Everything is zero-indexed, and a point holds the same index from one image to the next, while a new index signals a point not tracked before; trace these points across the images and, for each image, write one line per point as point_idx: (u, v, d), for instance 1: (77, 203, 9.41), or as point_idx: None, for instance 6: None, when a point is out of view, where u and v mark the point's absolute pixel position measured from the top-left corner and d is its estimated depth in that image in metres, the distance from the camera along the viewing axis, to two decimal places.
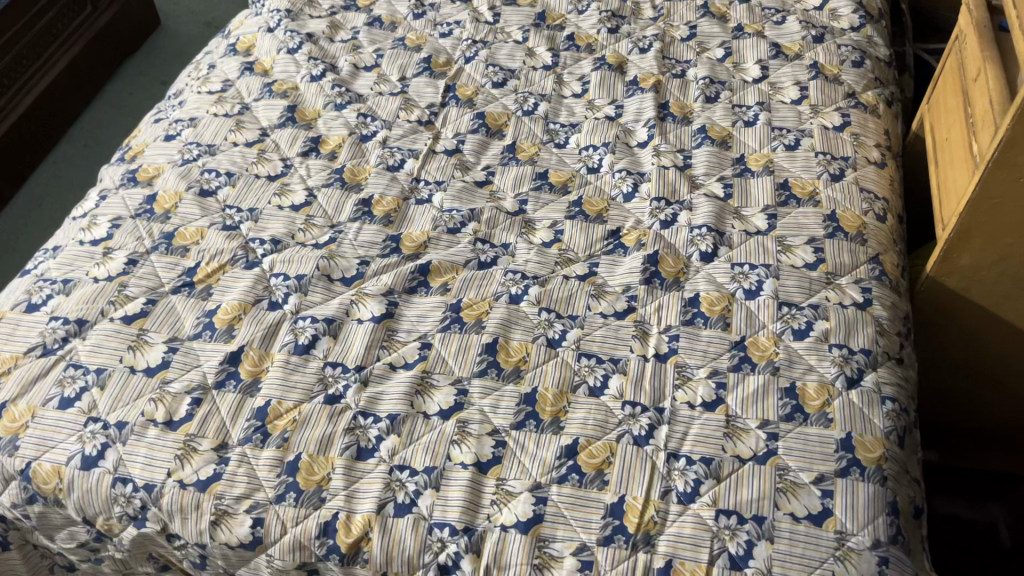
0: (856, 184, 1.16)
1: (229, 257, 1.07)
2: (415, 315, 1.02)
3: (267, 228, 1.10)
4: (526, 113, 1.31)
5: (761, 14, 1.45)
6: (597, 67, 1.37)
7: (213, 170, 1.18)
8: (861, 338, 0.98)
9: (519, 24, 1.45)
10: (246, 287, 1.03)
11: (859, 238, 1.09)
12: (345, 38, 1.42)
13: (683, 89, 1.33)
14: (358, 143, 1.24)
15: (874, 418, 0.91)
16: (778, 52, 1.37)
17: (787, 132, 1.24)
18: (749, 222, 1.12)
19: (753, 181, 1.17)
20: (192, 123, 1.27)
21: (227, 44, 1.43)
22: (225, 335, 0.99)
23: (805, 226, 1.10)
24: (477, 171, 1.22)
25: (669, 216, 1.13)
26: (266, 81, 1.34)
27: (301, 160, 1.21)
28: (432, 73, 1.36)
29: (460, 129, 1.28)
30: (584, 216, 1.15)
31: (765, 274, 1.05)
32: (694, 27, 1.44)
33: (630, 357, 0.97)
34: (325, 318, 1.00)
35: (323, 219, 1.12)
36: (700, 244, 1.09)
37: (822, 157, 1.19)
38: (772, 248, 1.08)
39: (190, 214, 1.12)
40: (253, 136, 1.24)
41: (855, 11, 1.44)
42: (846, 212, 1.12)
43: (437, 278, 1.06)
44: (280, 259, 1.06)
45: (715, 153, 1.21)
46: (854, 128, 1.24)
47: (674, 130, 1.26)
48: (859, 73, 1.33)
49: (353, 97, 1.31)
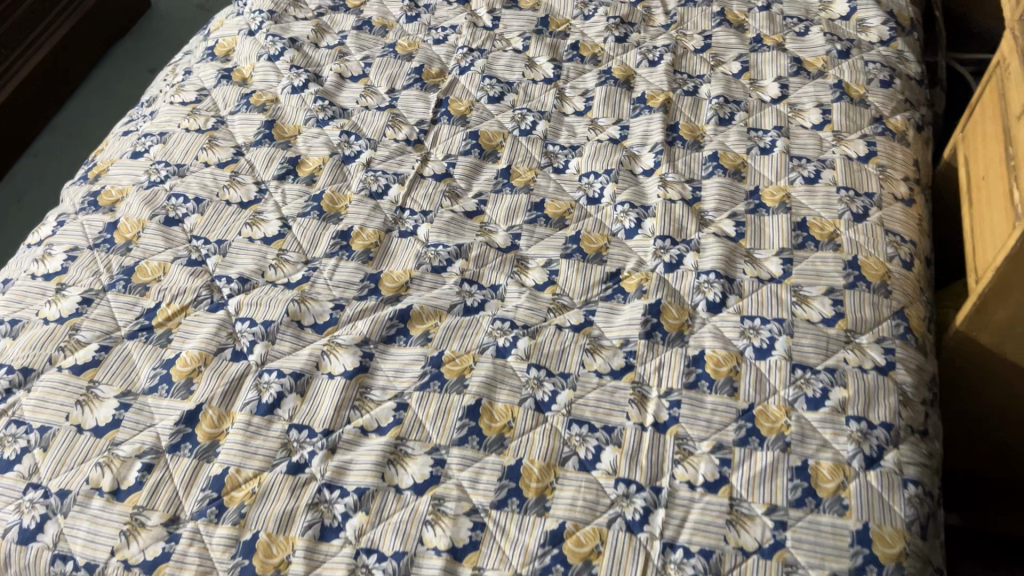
0: (881, 225, 1.06)
1: (191, 298, 0.98)
2: (392, 369, 0.93)
3: (235, 264, 1.01)
4: (523, 132, 1.21)
5: (782, 24, 1.34)
6: (602, 81, 1.26)
7: (181, 195, 1.09)
8: (882, 409, 0.89)
9: (520, 29, 1.34)
10: (209, 334, 0.94)
11: (882, 289, 0.99)
12: (331, 43, 1.31)
13: (695, 108, 1.23)
14: (340, 165, 1.15)
15: (894, 505, 0.82)
16: (800, 69, 1.26)
17: (807, 162, 1.13)
18: (761, 266, 1.02)
19: (767, 218, 1.07)
20: (162, 139, 1.18)
21: (205, 47, 1.33)
22: (182, 390, 0.90)
23: (823, 273, 1.01)
24: (468, 199, 1.12)
25: (675, 258, 1.03)
26: (244, 91, 1.24)
27: (277, 184, 1.11)
28: (424, 85, 1.25)
29: (451, 151, 1.18)
30: (581, 255, 1.05)
31: (778, 330, 0.95)
32: (709, 37, 1.33)
33: (626, 426, 0.88)
34: (292, 372, 0.91)
35: (296, 254, 1.03)
36: (707, 293, 0.99)
37: (844, 193, 1.09)
38: (786, 299, 0.98)
39: (153, 246, 1.03)
40: (226, 155, 1.14)
41: (885, 22, 1.32)
42: (869, 258, 1.02)
43: (418, 325, 0.97)
44: (248, 301, 0.98)
45: (727, 185, 1.11)
46: (881, 158, 1.13)
47: (683, 156, 1.16)
48: (888, 94, 1.22)
49: (337, 112, 1.21)
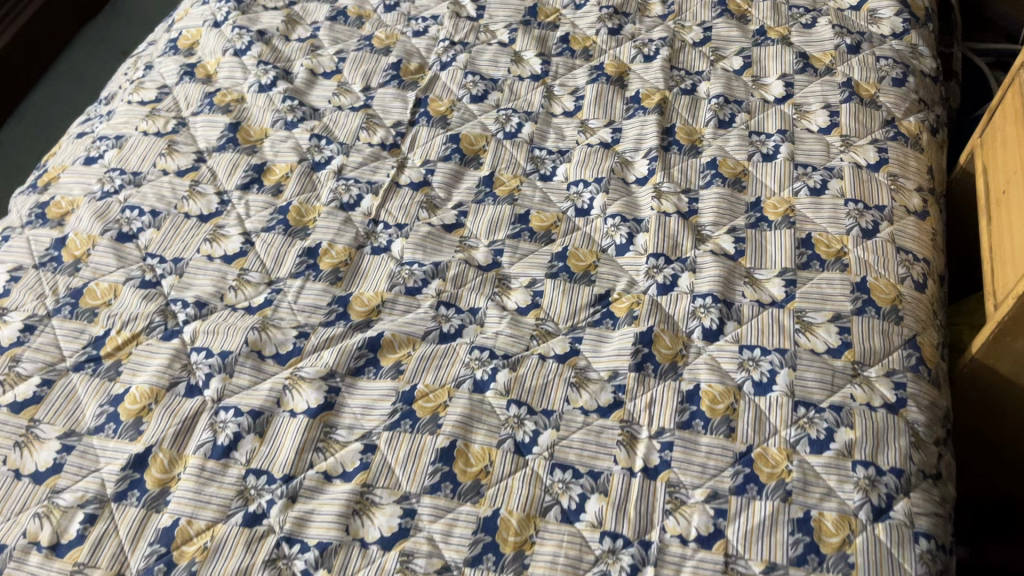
0: (892, 242, 0.98)
1: (144, 325, 0.90)
2: (360, 406, 0.86)
3: (192, 286, 0.94)
4: (508, 135, 1.12)
5: (787, 15, 1.25)
6: (593, 78, 1.18)
7: (135, 207, 1.01)
8: (892, 453, 0.81)
9: (506, 20, 1.25)
10: (161, 367, 0.87)
11: (893, 315, 0.92)
12: (303, 36, 1.22)
13: (692, 108, 1.14)
14: (309, 172, 1.06)
15: (904, 563, 0.75)
16: (806, 65, 1.17)
17: (812, 170, 1.05)
18: (762, 289, 0.94)
19: (769, 234, 0.99)
20: (118, 142, 1.09)
21: (168, 39, 1.24)
22: (130, 431, 0.83)
23: (829, 297, 0.93)
24: (447, 211, 1.04)
25: (669, 278, 0.96)
26: (208, 89, 1.15)
27: (240, 194, 1.03)
28: (401, 82, 1.17)
29: (430, 156, 1.10)
30: (568, 274, 0.97)
31: (779, 362, 0.88)
32: (709, 29, 1.24)
33: (613, 472, 0.81)
34: (251, 411, 0.84)
35: (259, 274, 0.95)
36: (703, 318, 0.92)
37: (853, 206, 1.01)
38: (789, 327, 0.91)
39: (103, 266, 0.95)
40: (186, 162, 1.06)
41: (898, 13, 1.23)
42: (878, 279, 0.94)
43: (390, 355, 0.90)
44: (204, 328, 0.90)
45: (726, 196, 1.03)
46: (892, 167, 1.05)
47: (679, 163, 1.08)
48: (900, 94, 1.14)
49: (307, 112, 1.12)
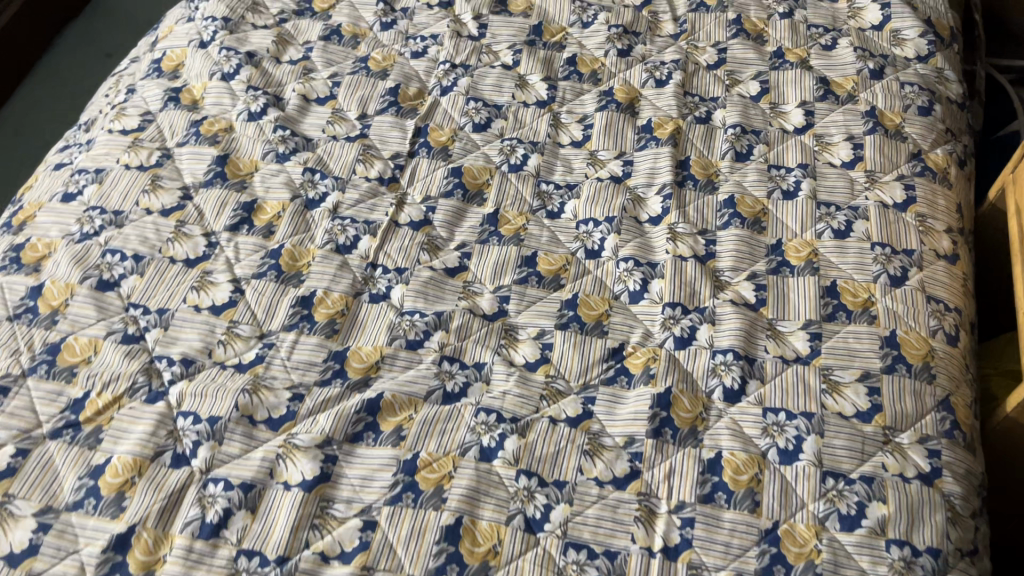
0: (923, 290, 0.92)
1: (126, 386, 0.84)
2: (359, 477, 0.80)
3: (178, 342, 0.88)
4: (513, 168, 1.06)
5: (806, 35, 1.18)
6: (602, 105, 1.11)
7: (117, 251, 0.94)
8: (928, 531, 0.76)
9: (509, 40, 1.18)
10: (145, 434, 0.81)
11: (925, 373, 0.86)
12: (295, 57, 1.15)
13: (708, 139, 1.08)
14: (303, 211, 1.00)
15: None
16: (827, 92, 1.11)
17: (836, 210, 0.99)
18: (785, 343, 0.89)
19: (791, 281, 0.94)
20: (98, 177, 1.02)
21: (151, 60, 1.17)
22: (112, 507, 0.77)
23: (857, 353, 0.87)
24: (449, 252, 0.98)
25: (686, 330, 0.90)
26: (194, 117, 1.08)
27: (229, 236, 0.97)
28: (400, 109, 1.10)
29: (431, 191, 1.03)
30: (579, 325, 0.91)
31: (805, 427, 0.82)
32: (724, 50, 1.17)
33: (630, 552, 0.75)
34: (242, 484, 0.78)
35: (250, 327, 0.89)
36: (724, 377, 0.86)
37: (880, 250, 0.95)
38: (815, 386, 0.85)
39: (82, 318, 0.89)
40: (171, 200, 0.99)
41: (922, 34, 1.17)
42: (909, 333, 0.89)
43: (390, 418, 0.84)
44: (191, 390, 0.84)
45: (746, 238, 0.97)
46: (921, 206, 0.99)
47: (695, 200, 1.02)
48: (927, 124, 1.07)
49: (300, 143, 1.06)
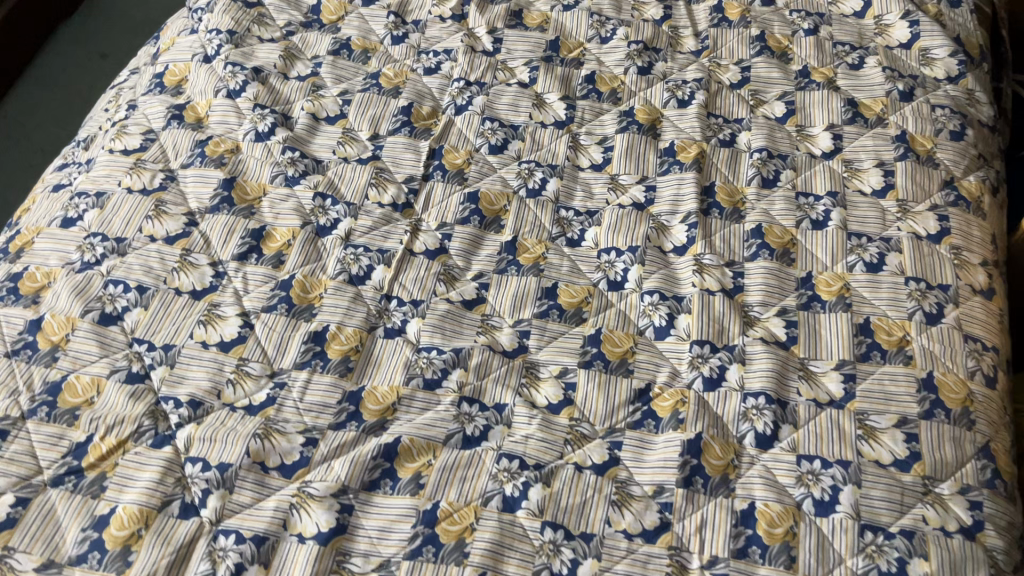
0: (959, 329, 0.89)
1: (131, 430, 0.80)
2: (376, 529, 0.76)
3: (185, 382, 0.84)
4: (531, 193, 1.02)
5: (833, 53, 1.14)
6: (623, 127, 1.07)
7: (119, 282, 0.90)
8: None
9: (525, 56, 1.14)
10: (151, 482, 0.77)
11: (964, 418, 0.83)
12: (303, 73, 1.11)
13: (733, 163, 1.04)
14: (314, 239, 0.96)
15: None
16: (856, 114, 1.07)
17: (868, 241, 0.96)
18: (818, 385, 0.85)
19: (823, 317, 0.90)
20: (99, 201, 0.97)
21: (153, 74, 1.13)
22: (117, 562, 0.73)
23: (893, 397, 0.84)
24: (467, 283, 0.94)
25: (715, 370, 0.87)
26: (199, 136, 1.04)
27: (237, 266, 0.93)
28: (413, 129, 1.06)
29: (446, 218, 0.99)
30: (603, 363, 0.88)
31: (842, 477, 0.79)
32: (747, 68, 1.13)
33: None
34: (254, 537, 0.75)
35: (260, 365, 0.85)
36: (756, 422, 0.83)
37: (914, 286, 0.92)
38: (850, 432, 0.82)
39: (84, 354, 0.85)
40: (175, 227, 0.95)
41: (953, 54, 1.12)
42: (946, 375, 0.86)
43: (408, 464, 0.80)
44: (200, 434, 0.80)
45: (775, 271, 0.94)
46: (955, 238, 0.96)
47: (721, 229, 0.98)
48: (960, 149, 1.04)
49: (309, 166, 1.02)
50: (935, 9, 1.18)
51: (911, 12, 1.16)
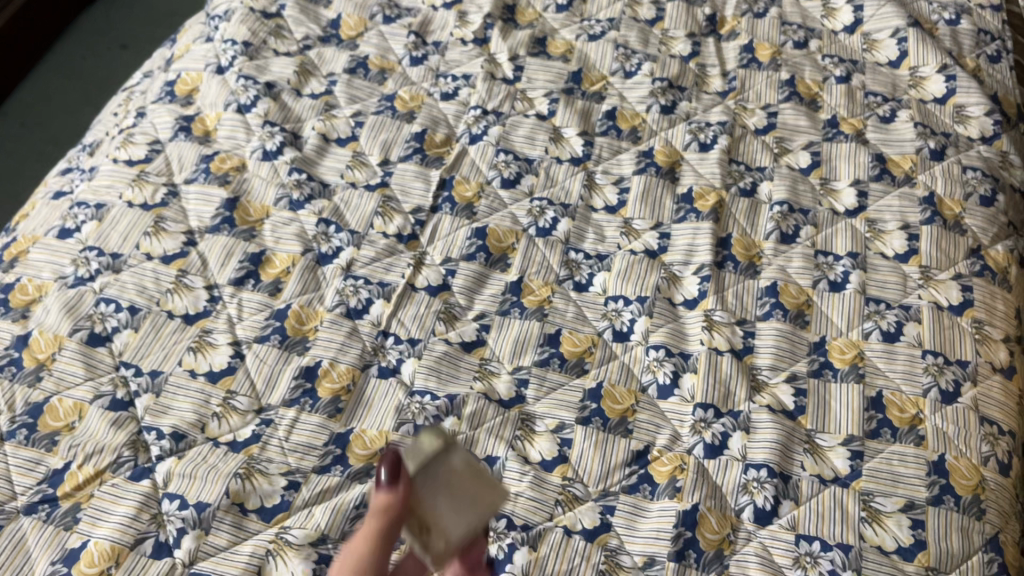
0: (975, 409, 0.84)
1: (110, 460, 0.78)
2: None
3: (169, 413, 0.81)
4: (541, 232, 0.98)
5: (863, 103, 1.11)
6: (640, 168, 1.04)
7: (111, 301, 0.88)
8: None
9: (546, 87, 1.12)
10: (125, 518, 0.74)
11: (974, 507, 0.78)
12: (317, 90, 1.10)
13: (752, 213, 1.01)
14: (313, 267, 0.93)
15: None
16: (883, 171, 1.03)
17: (886, 308, 0.91)
18: (824, 460, 0.82)
19: (835, 387, 0.86)
20: (98, 213, 0.95)
21: (164, 82, 1.12)
22: None
23: (901, 479, 0.79)
24: (468, 322, 0.91)
25: (718, 437, 0.83)
26: (205, 151, 1.02)
27: (233, 291, 0.91)
28: (425, 157, 1.04)
29: (452, 253, 0.96)
30: (601, 420, 0.84)
31: (841, 562, 0.75)
32: (775, 114, 1.10)
33: None
34: None
35: (248, 399, 0.83)
36: (755, 495, 0.79)
37: (931, 360, 0.87)
38: (853, 514, 0.78)
39: (69, 376, 0.83)
40: (173, 246, 0.93)
41: (989, 112, 1.08)
42: (959, 459, 0.81)
43: None
44: (180, 470, 0.78)
45: (787, 334, 0.90)
46: (978, 310, 0.91)
47: (734, 284, 0.94)
48: (989, 216, 0.99)
49: (316, 190, 1.00)
50: (973, 64, 1.15)
51: (948, 65, 1.12)
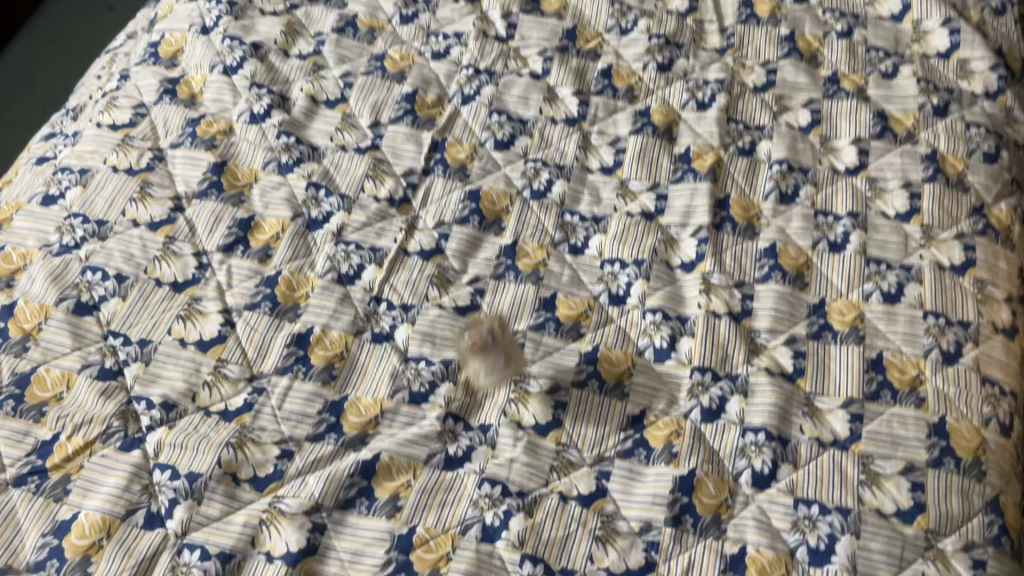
0: (977, 370, 0.83)
1: (100, 430, 0.77)
2: (348, 551, 0.72)
3: (158, 382, 0.80)
4: (535, 194, 0.97)
5: (865, 59, 1.08)
6: (636, 128, 1.02)
7: (98, 269, 0.86)
8: None
9: (540, 45, 1.09)
10: (116, 489, 0.74)
11: (975, 469, 0.77)
12: (305, 51, 1.08)
13: (750, 173, 0.99)
14: (304, 233, 0.92)
15: None
16: (885, 128, 1.01)
17: (887, 268, 0.90)
18: (823, 423, 0.81)
19: (834, 349, 0.85)
20: (82, 179, 0.93)
21: (148, 43, 1.09)
22: (76, 573, 0.70)
23: (901, 442, 0.78)
24: (462, 287, 0.89)
25: (716, 401, 0.82)
26: (191, 115, 1.00)
27: (222, 257, 0.89)
28: (416, 119, 1.01)
29: (444, 216, 0.94)
30: (597, 385, 0.83)
31: (840, 525, 0.74)
32: (774, 71, 1.07)
33: None
34: (220, 554, 0.71)
35: (238, 367, 0.82)
36: (753, 459, 0.78)
37: (932, 321, 0.86)
38: (852, 477, 0.77)
39: (56, 346, 0.82)
40: (160, 212, 0.91)
41: (993, 67, 1.06)
42: (959, 421, 0.80)
43: (386, 483, 0.76)
44: (171, 440, 0.77)
45: (786, 296, 0.88)
46: (980, 270, 0.90)
47: (733, 246, 0.93)
48: (992, 173, 0.97)
49: (305, 153, 0.97)
50: (977, 17, 1.12)
51: (952, 19, 1.09)
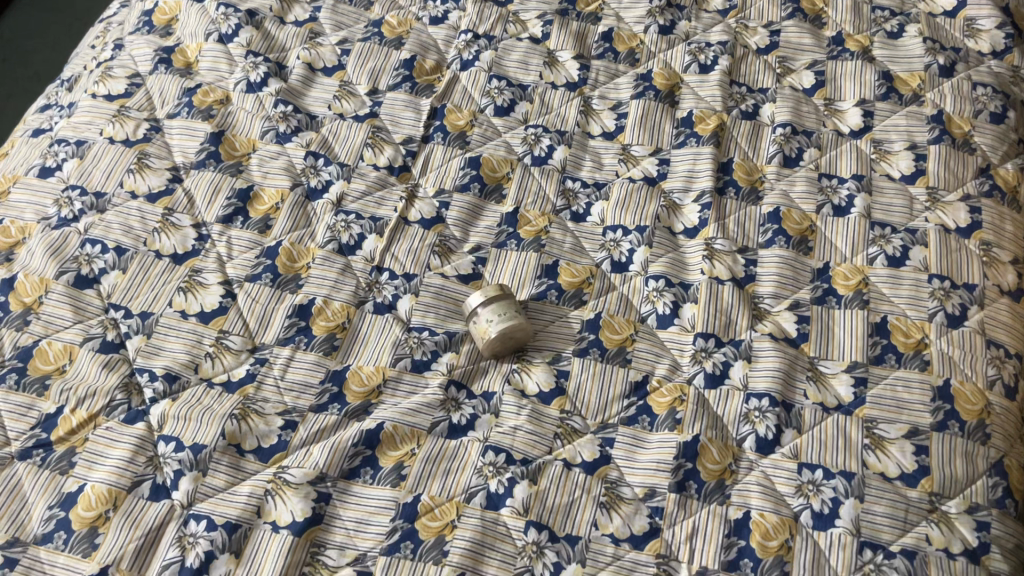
0: (982, 333, 0.83)
1: (103, 403, 0.77)
2: (354, 521, 0.73)
3: (161, 354, 0.80)
4: (536, 161, 0.96)
5: (870, 18, 1.06)
6: (638, 93, 1.00)
7: (97, 241, 0.86)
8: None
9: (540, 8, 1.08)
10: (121, 461, 0.74)
11: (979, 432, 0.77)
12: (301, 18, 1.06)
13: (753, 137, 0.97)
14: (303, 202, 0.91)
15: None
16: (890, 90, 0.99)
17: (892, 231, 0.89)
18: (826, 387, 0.80)
19: (838, 314, 0.84)
20: (78, 151, 0.92)
21: (142, 12, 1.07)
22: (84, 544, 0.70)
23: (905, 405, 0.78)
24: (463, 255, 0.88)
25: (719, 367, 0.82)
26: (187, 84, 0.99)
27: (221, 228, 0.88)
28: (414, 85, 1.00)
29: (444, 184, 0.93)
30: (600, 352, 0.83)
31: (844, 490, 0.74)
32: (777, 32, 1.05)
33: None
34: (226, 525, 0.71)
35: (241, 338, 0.82)
36: (757, 425, 0.78)
37: (937, 284, 0.85)
38: (856, 441, 0.77)
39: (57, 319, 0.81)
40: (158, 183, 0.90)
41: (1000, 26, 1.04)
42: (964, 384, 0.79)
43: (390, 452, 0.76)
44: (175, 412, 0.77)
45: (789, 261, 0.88)
46: (986, 232, 0.89)
47: (736, 211, 0.92)
48: (998, 134, 0.96)
49: (303, 121, 0.96)
50: None
51: None
